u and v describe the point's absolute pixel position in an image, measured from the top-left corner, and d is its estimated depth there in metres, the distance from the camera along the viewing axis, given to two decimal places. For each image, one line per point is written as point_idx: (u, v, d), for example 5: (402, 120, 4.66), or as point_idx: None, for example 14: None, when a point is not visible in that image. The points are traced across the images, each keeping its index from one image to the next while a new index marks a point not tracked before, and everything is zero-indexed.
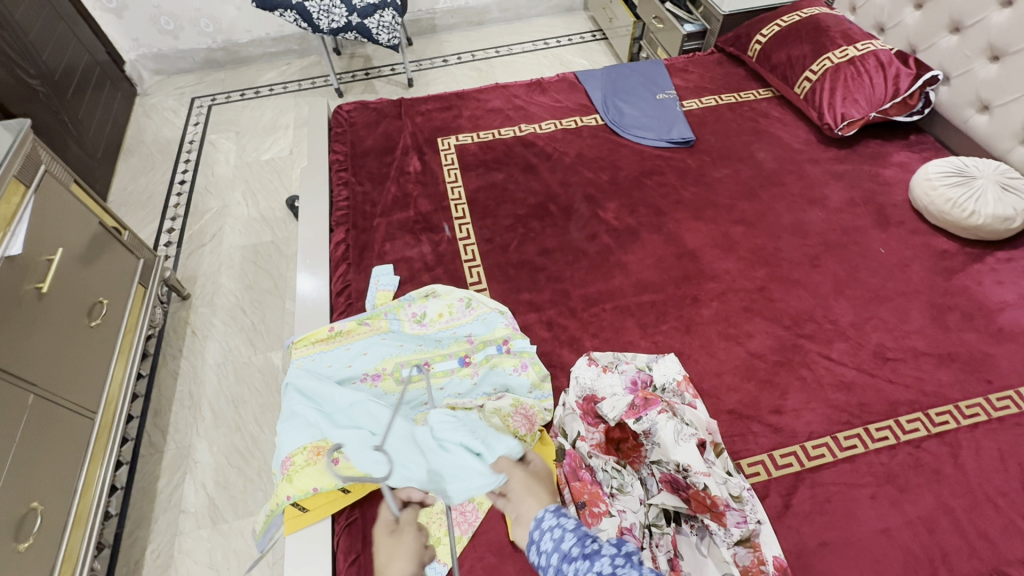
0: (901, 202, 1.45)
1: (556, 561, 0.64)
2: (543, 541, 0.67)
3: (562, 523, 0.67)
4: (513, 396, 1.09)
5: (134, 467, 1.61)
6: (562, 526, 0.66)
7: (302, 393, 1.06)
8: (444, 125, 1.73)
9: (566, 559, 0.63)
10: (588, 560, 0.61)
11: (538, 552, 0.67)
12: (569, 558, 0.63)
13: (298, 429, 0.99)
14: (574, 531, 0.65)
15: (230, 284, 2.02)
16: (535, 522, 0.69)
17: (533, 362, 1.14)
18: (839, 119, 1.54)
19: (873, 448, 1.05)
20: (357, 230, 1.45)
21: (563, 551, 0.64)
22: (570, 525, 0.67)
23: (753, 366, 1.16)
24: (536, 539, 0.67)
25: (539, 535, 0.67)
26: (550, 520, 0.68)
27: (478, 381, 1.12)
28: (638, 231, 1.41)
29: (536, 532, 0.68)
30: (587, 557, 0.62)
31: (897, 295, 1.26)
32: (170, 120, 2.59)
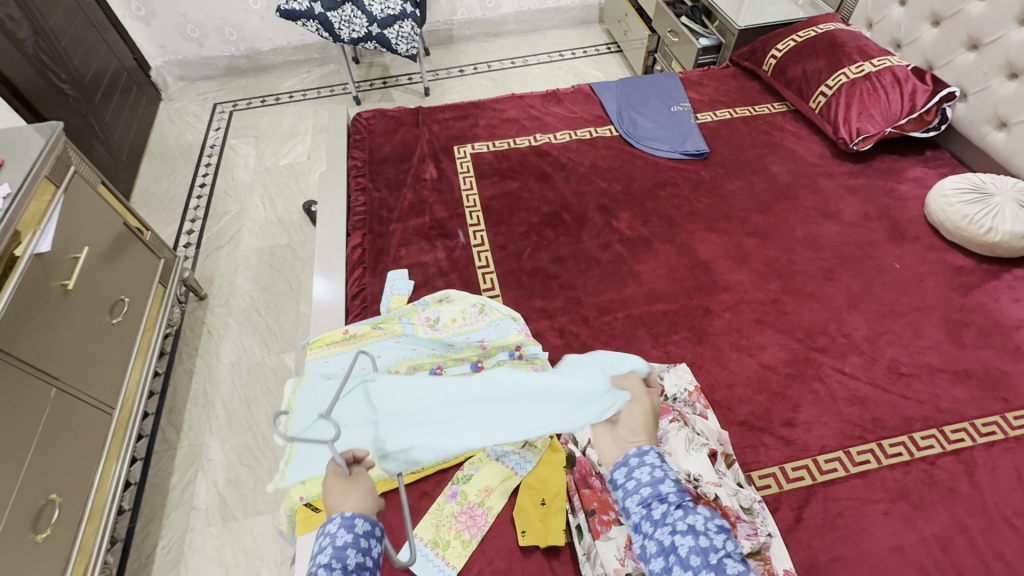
0: (917, 217, 1.45)
1: (646, 493, 0.75)
2: (640, 472, 0.78)
3: (663, 468, 0.78)
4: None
5: (148, 463, 1.63)
6: (664, 470, 0.77)
7: (312, 402, 1.07)
8: (461, 133, 1.76)
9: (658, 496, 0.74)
10: (680, 509, 0.72)
11: (630, 477, 0.78)
12: (662, 498, 0.74)
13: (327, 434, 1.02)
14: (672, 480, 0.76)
15: (246, 285, 2.06)
16: (637, 451, 0.81)
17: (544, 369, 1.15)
18: (854, 134, 1.55)
19: (886, 464, 1.04)
20: (373, 235, 1.47)
21: (658, 490, 0.75)
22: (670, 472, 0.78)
23: (765, 378, 1.16)
24: (636, 466, 0.79)
25: (638, 465, 0.79)
26: (653, 459, 0.79)
27: None
28: (651, 241, 1.42)
29: (637, 460, 0.80)
30: (680, 508, 0.72)
31: (912, 310, 1.26)
32: (193, 125, 2.66)
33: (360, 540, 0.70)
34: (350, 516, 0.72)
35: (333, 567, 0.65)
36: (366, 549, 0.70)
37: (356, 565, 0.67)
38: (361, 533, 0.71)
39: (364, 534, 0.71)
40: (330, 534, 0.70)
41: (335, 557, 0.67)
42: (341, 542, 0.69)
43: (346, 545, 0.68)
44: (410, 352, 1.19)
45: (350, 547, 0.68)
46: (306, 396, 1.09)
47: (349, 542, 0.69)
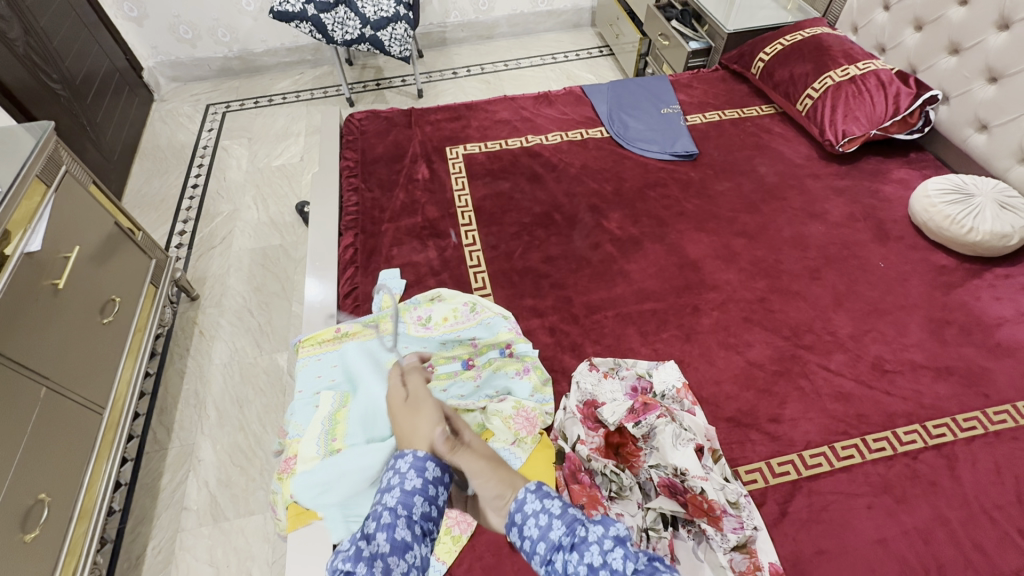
0: (901, 217, 1.48)
1: (544, 549, 0.70)
2: (528, 527, 0.73)
3: (547, 511, 0.73)
4: (516, 398, 1.12)
5: (139, 464, 1.63)
6: (548, 513, 0.72)
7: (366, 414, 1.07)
8: (453, 134, 1.77)
9: (555, 547, 0.69)
10: (576, 551, 0.67)
11: (523, 537, 0.73)
12: (560, 547, 0.69)
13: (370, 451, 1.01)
14: (560, 520, 0.71)
15: (238, 285, 2.06)
16: (518, 504, 0.76)
17: (534, 366, 1.17)
18: (840, 136, 1.58)
19: (870, 458, 1.06)
20: (365, 235, 1.48)
21: (551, 540, 0.70)
22: (556, 512, 0.72)
23: (752, 375, 1.18)
24: (522, 524, 0.74)
25: (523, 519, 0.74)
26: (534, 505, 0.74)
27: (480, 384, 1.15)
28: (641, 241, 1.44)
29: (518, 516, 0.74)
30: (575, 548, 0.67)
31: (896, 308, 1.28)
32: (185, 126, 2.66)
33: (429, 487, 0.77)
34: (422, 458, 0.80)
35: (399, 514, 0.72)
36: (432, 500, 0.76)
37: (423, 512, 0.74)
38: (429, 479, 0.78)
39: (433, 480, 0.78)
40: (403, 474, 0.77)
41: (401, 502, 0.73)
42: (411, 486, 0.76)
43: (415, 491, 0.75)
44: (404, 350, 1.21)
45: (417, 493, 0.75)
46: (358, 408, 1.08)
47: (417, 487, 0.76)
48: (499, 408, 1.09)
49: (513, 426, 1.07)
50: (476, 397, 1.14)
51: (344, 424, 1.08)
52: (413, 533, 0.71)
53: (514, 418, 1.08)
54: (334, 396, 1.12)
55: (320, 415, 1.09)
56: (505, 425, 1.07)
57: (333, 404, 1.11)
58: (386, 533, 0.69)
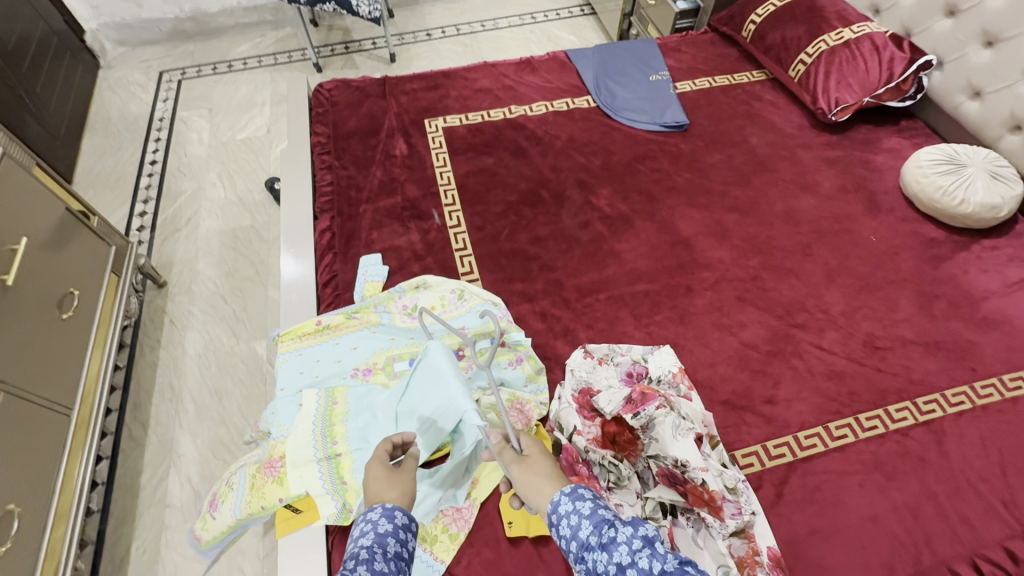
0: (892, 188, 1.46)
1: (575, 548, 0.70)
2: (561, 527, 0.72)
3: (578, 511, 0.71)
4: (509, 390, 1.08)
5: (116, 462, 1.58)
6: (578, 513, 0.71)
7: (369, 423, 1.04)
8: (431, 105, 1.67)
9: (585, 547, 0.69)
10: (607, 552, 0.67)
11: (558, 536, 0.72)
12: (590, 547, 0.68)
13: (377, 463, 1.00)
14: (590, 520, 0.70)
15: (209, 271, 1.96)
16: (552, 506, 0.74)
17: (528, 356, 1.13)
18: (832, 104, 1.53)
19: (862, 437, 1.07)
20: (342, 218, 1.39)
21: (582, 540, 0.69)
22: (586, 511, 0.71)
23: (746, 356, 1.16)
24: (555, 523, 0.72)
25: (557, 519, 0.72)
26: (566, 505, 0.73)
27: (472, 376, 1.11)
28: (632, 219, 1.39)
29: (554, 517, 0.73)
30: (605, 549, 0.67)
31: (887, 284, 1.27)
32: (137, 95, 2.46)
33: (400, 532, 0.71)
34: (390, 508, 0.73)
35: (375, 551, 0.67)
36: (404, 542, 0.71)
37: (395, 554, 0.68)
38: (401, 525, 0.71)
39: (403, 526, 0.72)
40: (371, 521, 0.70)
41: (377, 542, 0.68)
42: (382, 530, 0.70)
43: (388, 533, 0.69)
44: (390, 342, 1.16)
45: (391, 534, 0.69)
46: (361, 408, 1.06)
47: (389, 530, 0.70)
48: (493, 402, 1.05)
49: (507, 420, 1.04)
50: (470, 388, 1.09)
51: (341, 426, 1.04)
52: (390, 568, 0.67)
53: (508, 411, 1.05)
54: (319, 394, 1.07)
55: (305, 415, 1.04)
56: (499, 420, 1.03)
57: (322, 403, 1.06)
58: (363, 568, 0.64)
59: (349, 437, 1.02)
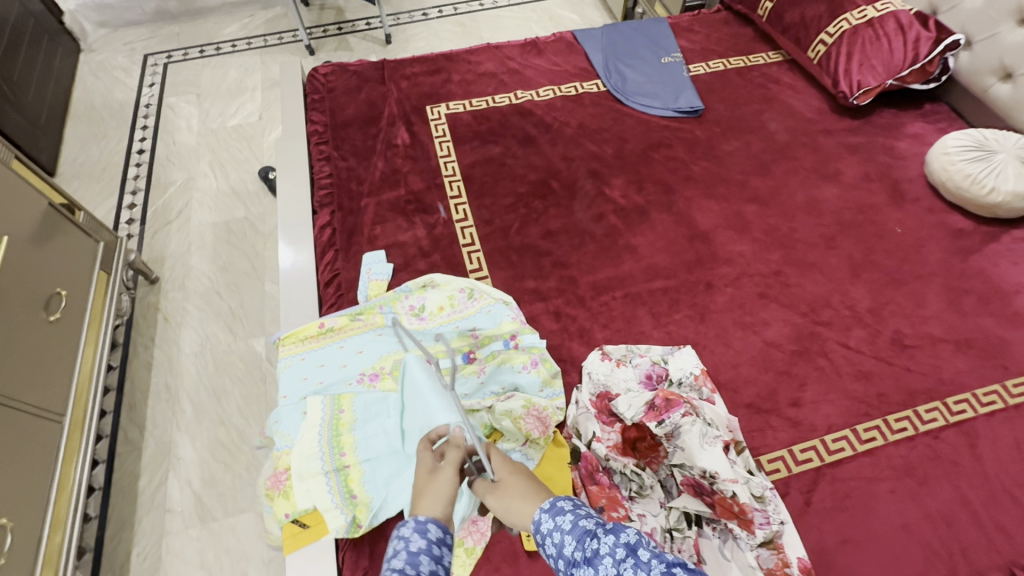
0: (917, 176, 1.40)
1: (563, 566, 0.64)
2: (547, 546, 0.67)
3: (558, 526, 0.66)
4: (525, 395, 1.03)
5: (112, 466, 1.53)
6: (560, 529, 0.66)
7: (378, 433, 0.99)
8: (433, 91, 1.58)
9: (572, 564, 0.64)
10: (592, 567, 0.61)
11: (547, 556, 0.67)
12: (576, 563, 0.63)
13: (387, 473, 0.95)
14: (572, 534, 0.65)
15: (202, 265, 1.88)
16: (536, 526, 0.70)
17: (543, 359, 1.07)
18: (854, 88, 1.46)
19: (892, 440, 1.03)
20: (343, 212, 1.32)
21: (567, 556, 0.64)
22: (567, 526, 0.66)
23: (770, 356, 1.11)
24: (541, 544, 0.68)
25: (542, 539, 0.68)
26: (547, 523, 0.68)
27: (484, 380, 1.05)
28: (647, 211, 1.33)
29: (539, 536, 0.68)
30: (589, 563, 0.62)
31: (914, 278, 1.22)
32: (122, 80, 2.35)
33: (433, 547, 0.67)
34: (423, 520, 0.70)
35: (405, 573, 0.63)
36: (438, 559, 0.67)
37: (430, 574, 0.65)
38: (434, 539, 0.68)
39: (437, 540, 0.68)
40: (403, 538, 0.68)
41: (408, 563, 0.65)
42: (415, 548, 0.66)
43: (419, 552, 0.66)
44: (397, 343, 1.09)
45: (423, 552, 0.66)
46: (368, 416, 1.00)
47: (422, 547, 0.67)
48: (509, 407, 0.99)
49: (524, 427, 0.98)
50: (483, 393, 1.04)
51: (349, 436, 0.98)
52: None
53: (525, 418, 0.99)
54: (324, 402, 1.01)
55: (311, 424, 0.99)
56: (516, 428, 0.97)
57: (328, 412, 1.00)
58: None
59: (357, 447, 0.97)
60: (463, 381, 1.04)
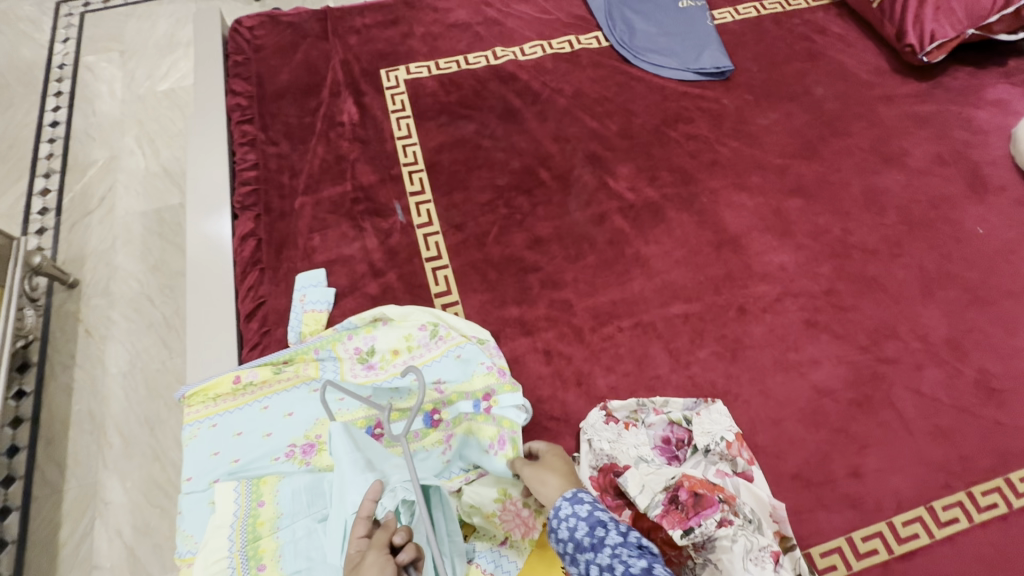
0: (1001, 156, 1.10)
1: (570, 550, 0.59)
2: (559, 529, 0.61)
3: (575, 511, 0.61)
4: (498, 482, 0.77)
5: (28, 513, 1.24)
6: (577, 514, 0.61)
7: (308, 530, 0.74)
8: (391, 49, 1.24)
9: (578, 550, 0.58)
10: (594, 553, 0.57)
11: (556, 539, 0.61)
12: (582, 548, 0.58)
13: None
14: (587, 521, 0.60)
15: (129, 265, 1.52)
16: (553, 511, 0.63)
17: (511, 438, 0.80)
18: (927, 41, 1.14)
19: (979, 521, 0.80)
20: (272, 217, 1.02)
21: (575, 542, 0.59)
22: (584, 512, 0.61)
23: (821, 408, 0.87)
24: (553, 527, 0.62)
25: (556, 523, 0.62)
26: (567, 509, 0.62)
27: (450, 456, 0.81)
28: (663, 209, 1.04)
29: (552, 520, 0.62)
30: (594, 550, 0.57)
31: (1003, 295, 0.96)
32: (29, 35, 1.93)
33: None
34: None
35: None
36: None
37: None
38: None
39: None
40: None
41: None
42: None
43: None
44: (340, 402, 0.85)
45: None
46: (294, 507, 0.76)
47: None
48: (477, 502, 0.75)
49: (500, 526, 0.74)
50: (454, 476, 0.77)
51: (269, 540, 0.73)
52: None
53: (500, 517, 0.75)
54: (237, 488, 0.76)
55: (218, 523, 0.74)
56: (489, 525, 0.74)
57: (243, 504, 0.75)
58: None
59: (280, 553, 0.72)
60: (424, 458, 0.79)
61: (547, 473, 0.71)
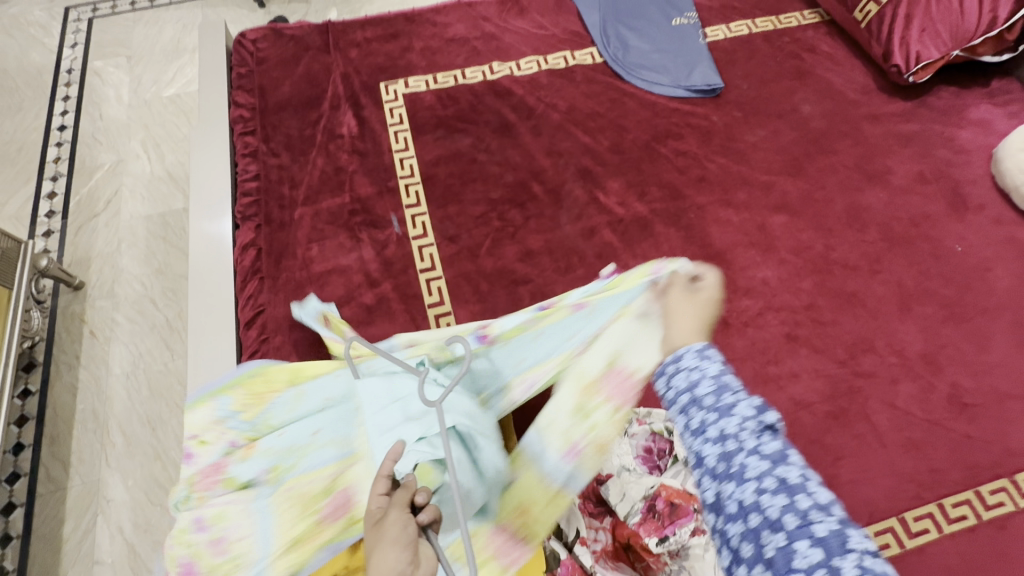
0: (982, 176, 1.13)
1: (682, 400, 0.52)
2: (673, 377, 0.53)
3: (701, 366, 0.52)
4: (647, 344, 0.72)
5: (33, 509, 1.28)
6: (703, 370, 0.52)
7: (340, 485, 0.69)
8: (390, 63, 1.28)
9: (693, 403, 0.51)
10: (717, 416, 0.49)
11: (665, 382, 0.54)
12: (699, 404, 0.51)
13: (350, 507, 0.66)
14: (713, 380, 0.51)
15: (133, 268, 1.56)
16: (673, 356, 0.55)
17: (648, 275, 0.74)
18: (912, 61, 1.17)
19: (948, 532, 0.83)
20: (272, 227, 1.06)
21: (694, 395, 0.51)
22: (710, 371, 0.51)
23: (798, 420, 0.90)
24: (666, 373, 0.54)
25: (671, 368, 0.54)
26: (689, 360, 0.53)
27: (560, 341, 0.76)
28: (650, 224, 1.07)
29: (668, 365, 0.54)
30: (719, 412, 0.49)
31: (979, 312, 0.99)
32: (39, 39, 1.97)
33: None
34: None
35: None
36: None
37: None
38: None
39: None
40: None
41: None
42: None
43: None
44: (278, 439, 0.72)
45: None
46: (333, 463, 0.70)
47: None
48: (574, 382, 0.72)
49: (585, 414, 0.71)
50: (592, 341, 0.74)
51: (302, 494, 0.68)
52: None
53: (590, 405, 0.71)
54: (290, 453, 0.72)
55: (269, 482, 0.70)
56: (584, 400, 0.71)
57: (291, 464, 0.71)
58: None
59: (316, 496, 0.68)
60: (556, 332, 0.75)
61: (688, 305, 0.65)
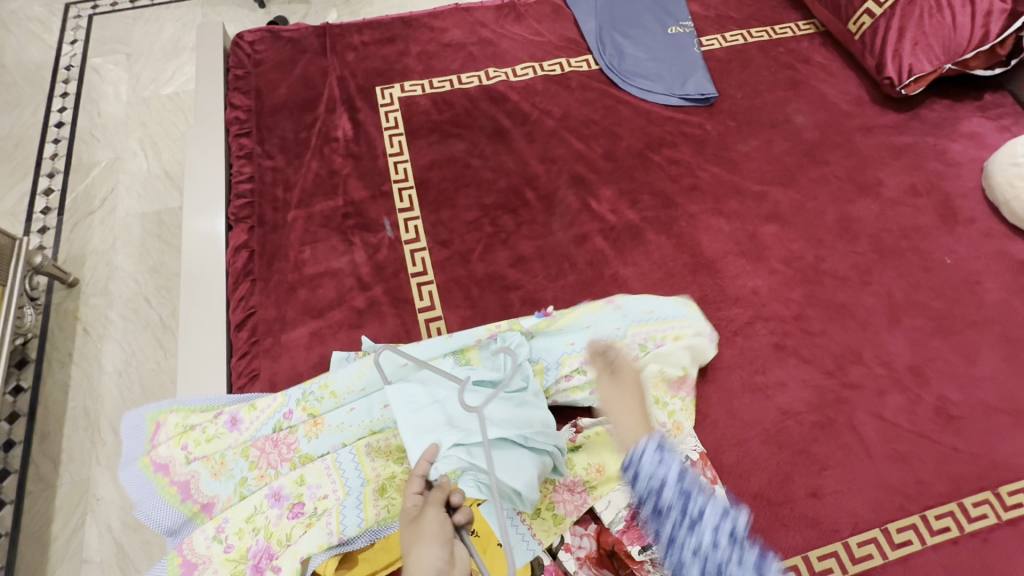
0: (973, 189, 1.14)
1: (652, 498, 0.70)
2: (639, 475, 0.71)
3: (664, 470, 0.70)
4: (676, 325, 0.93)
5: (22, 506, 1.28)
6: (666, 470, 0.70)
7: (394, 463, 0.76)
8: (387, 67, 1.28)
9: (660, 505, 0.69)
10: (683, 517, 0.68)
11: (637, 478, 0.72)
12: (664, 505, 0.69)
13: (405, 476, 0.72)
14: (676, 483, 0.69)
15: (128, 265, 1.56)
16: (638, 453, 0.72)
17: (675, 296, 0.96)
18: (905, 74, 1.18)
19: (931, 544, 0.83)
20: (265, 229, 1.06)
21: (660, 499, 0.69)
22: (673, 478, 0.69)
23: (785, 430, 0.90)
24: (635, 470, 0.71)
25: (640, 465, 0.71)
26: (654, 457, 0.70)
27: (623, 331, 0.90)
28: (642, 231, 1.08)
29: (635, 464, 0.72)
30: (683, 520, 0.68)
31: (966, 324, 0.99)
32: (38, 35, 1.97)
33: None
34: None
35: None
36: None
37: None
38: None
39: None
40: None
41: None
42: None
43: None
44: (347, 415, 0.83)
45: None
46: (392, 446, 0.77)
47: None
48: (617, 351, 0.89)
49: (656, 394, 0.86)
50: (625, 324, 0.91)
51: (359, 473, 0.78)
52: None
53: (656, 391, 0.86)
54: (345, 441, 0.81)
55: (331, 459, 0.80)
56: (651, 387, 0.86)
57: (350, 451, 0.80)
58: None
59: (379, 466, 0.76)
60: (599, 318, 0.92)
61: (623, 389, 0.80)
